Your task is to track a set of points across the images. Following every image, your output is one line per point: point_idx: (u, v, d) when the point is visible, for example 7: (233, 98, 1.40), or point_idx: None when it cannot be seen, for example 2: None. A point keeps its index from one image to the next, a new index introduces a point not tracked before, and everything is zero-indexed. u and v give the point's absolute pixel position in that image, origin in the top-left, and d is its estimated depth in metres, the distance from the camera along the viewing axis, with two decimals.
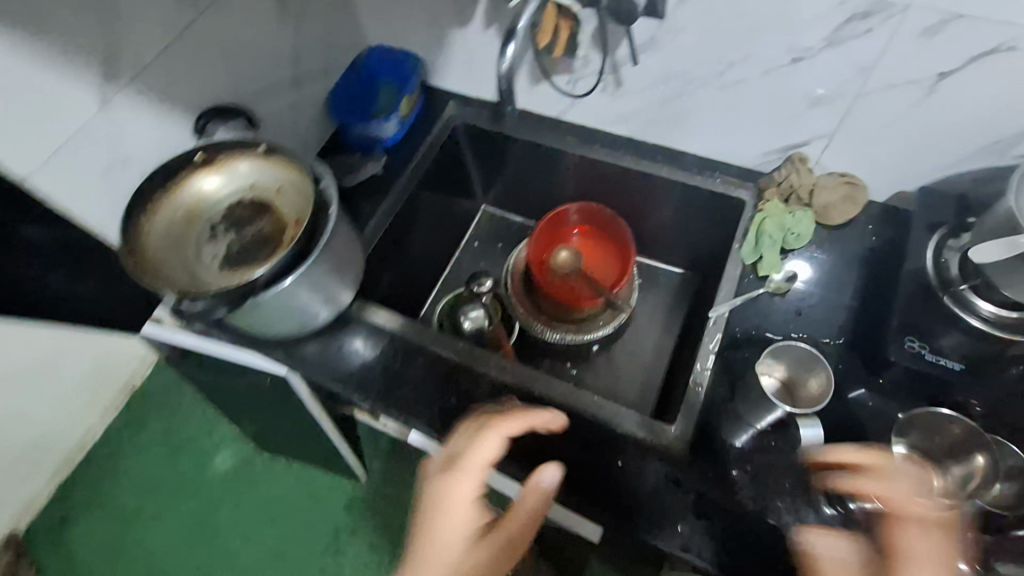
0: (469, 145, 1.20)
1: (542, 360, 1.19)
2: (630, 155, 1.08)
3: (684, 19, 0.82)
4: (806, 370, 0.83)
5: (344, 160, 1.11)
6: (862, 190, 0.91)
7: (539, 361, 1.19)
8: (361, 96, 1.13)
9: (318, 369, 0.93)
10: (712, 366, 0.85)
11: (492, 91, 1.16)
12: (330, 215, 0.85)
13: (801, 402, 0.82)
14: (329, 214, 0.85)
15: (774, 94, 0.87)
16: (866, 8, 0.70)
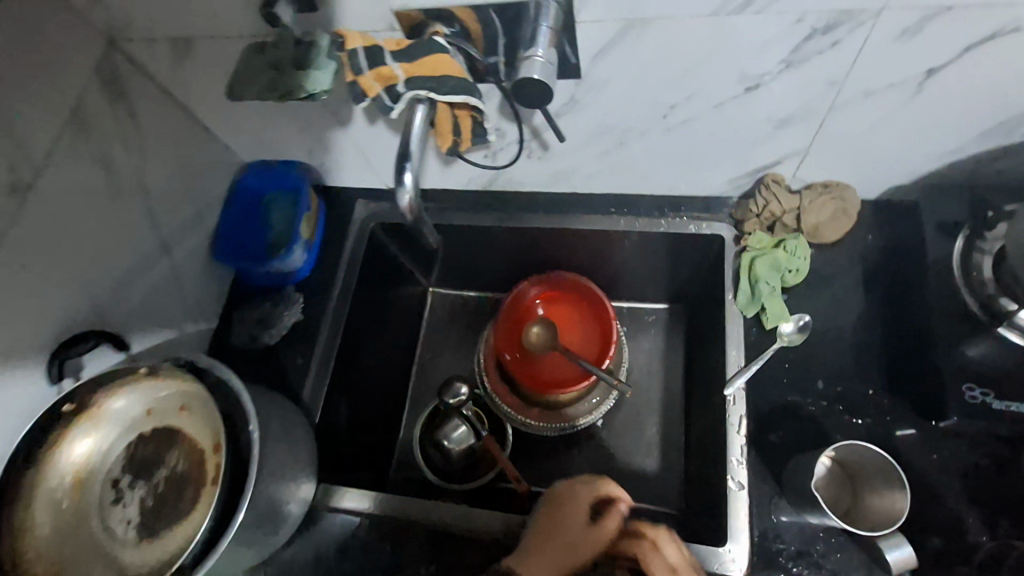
0: (394, 241, 1.00)
1: (545, 452, 1.05)
2: (580, 212, 0.92)
3: (605, 72, 0.66)
4: (884, 483, 0.65)
5: (253, 312, 0.92)
6: (852, 196, 0.79)
7: (543, 454, 1.05)
8: (252, 230, 0.95)
9: None
10: (747, 458, 0.73)
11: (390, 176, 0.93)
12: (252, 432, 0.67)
13: (868, 514, 0.67)
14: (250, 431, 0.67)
15: (731, 124, 0.72)
16: (828, 22, 0.55)
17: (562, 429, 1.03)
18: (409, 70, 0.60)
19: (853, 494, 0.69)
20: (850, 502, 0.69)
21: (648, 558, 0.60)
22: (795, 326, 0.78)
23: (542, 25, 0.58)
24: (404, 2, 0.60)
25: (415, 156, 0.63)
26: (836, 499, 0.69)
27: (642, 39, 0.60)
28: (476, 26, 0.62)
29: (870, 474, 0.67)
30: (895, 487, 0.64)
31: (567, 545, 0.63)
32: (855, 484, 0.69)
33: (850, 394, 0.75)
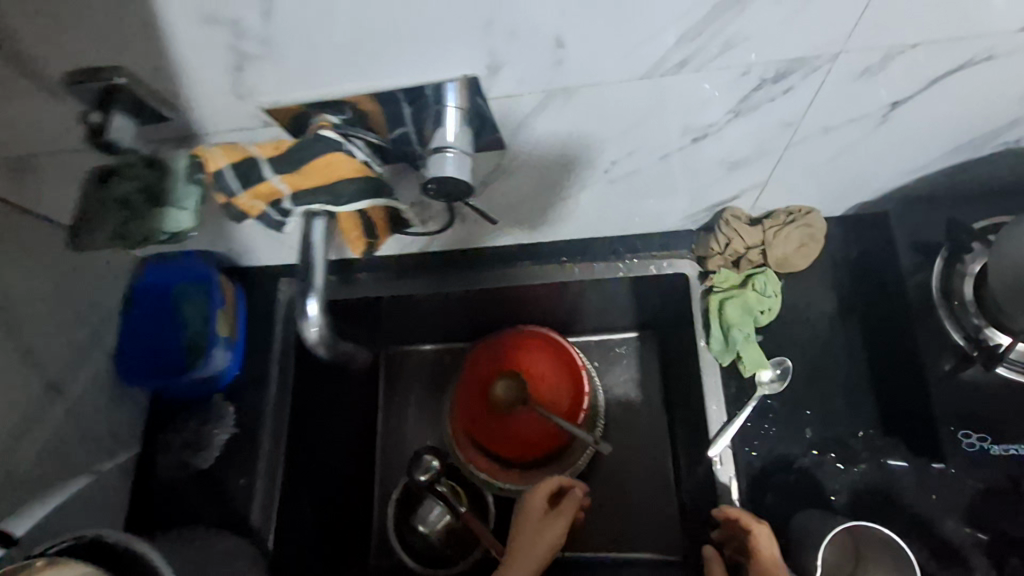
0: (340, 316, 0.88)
1: None
2: (530, 264, 0.83)
3: (531, 139, 0.56)
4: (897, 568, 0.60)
5: (180, 433, 0.81)
6: (819, 218, 0.72)
7: None
8: (163, 335, 0.83)
9: None
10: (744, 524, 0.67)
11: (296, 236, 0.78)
12: None
13: None
14: None
15: (680, 170, 0.64)
16: (777, 72, 0.47)
17: None
18: (293, 182, 0.49)
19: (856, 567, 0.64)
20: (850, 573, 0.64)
21: (758, 539, 0.61)
22: (775, 372, 0.73)
23: (447, 107, 0.49)
24: (277, 98, 0.49)
25: (319, 275, 0.51)
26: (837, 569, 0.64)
27: (569, 108, 0.51)
28: (374, 107, 0.51)
29: (873, 548, 0.62)
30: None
31: (540, 524, 0.75)
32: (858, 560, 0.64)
33: (839, 439, 0.70)
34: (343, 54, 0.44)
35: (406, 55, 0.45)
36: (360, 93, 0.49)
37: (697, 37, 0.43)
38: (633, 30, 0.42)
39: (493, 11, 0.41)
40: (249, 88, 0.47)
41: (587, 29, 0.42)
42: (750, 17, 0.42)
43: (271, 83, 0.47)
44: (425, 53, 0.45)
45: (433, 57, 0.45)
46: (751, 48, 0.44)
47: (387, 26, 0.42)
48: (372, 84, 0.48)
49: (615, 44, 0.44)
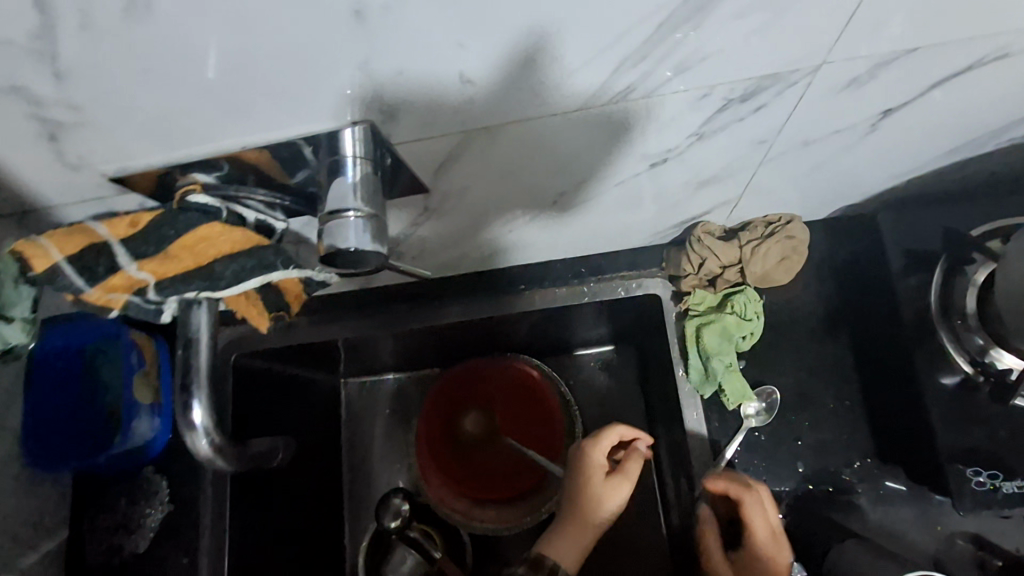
0: (282, 360, 0.73)
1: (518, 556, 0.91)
2: (486, 293, 0.74)
3: (460, 181, 0.47)
4: None
5: (108, 516, 0.72)
6: (799, 228, 0.64)
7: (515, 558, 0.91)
8: (72, 407, 0.72)
9: None
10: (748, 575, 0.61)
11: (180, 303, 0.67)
12: None
13: None
14: None
15: (639, 192, 0.55)
16: (746, 90, 0.38)
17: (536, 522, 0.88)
18: (157, 268, 0.40)
19: None
20: None
21: (752, 511, 0.57)
22: (761, 405, 0.65)
23: (343, 158, 0.40)
24: (122, 165, 0.40)
25: (203, 370, 0.42)
26: None
27: (497, 146, 0.42)
28: (263, 160, 0.41)
29: None
30: None
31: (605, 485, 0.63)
32: None
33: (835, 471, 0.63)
34: (193, 108, 0.35)
35: (275, 106, 0.36)
36: (230, 150, 0.40)
37: (646, 60, 0.34)
38: (563, 57, 0.33)
39: (377, 49, 0.32)
40: (83, 156, 0.38)
41: (506, 58, 0.33)
42: (711, 32, 0.33)
43: (110, 147, 0.38)
44: (300, 102, 0.35)
45: (309, 105, 0.36)
46: (714, 66, 0.36)
47: (243, 74, 0.33)
48: (241, 140, 0.39)
49: (547, 74, 0.35)
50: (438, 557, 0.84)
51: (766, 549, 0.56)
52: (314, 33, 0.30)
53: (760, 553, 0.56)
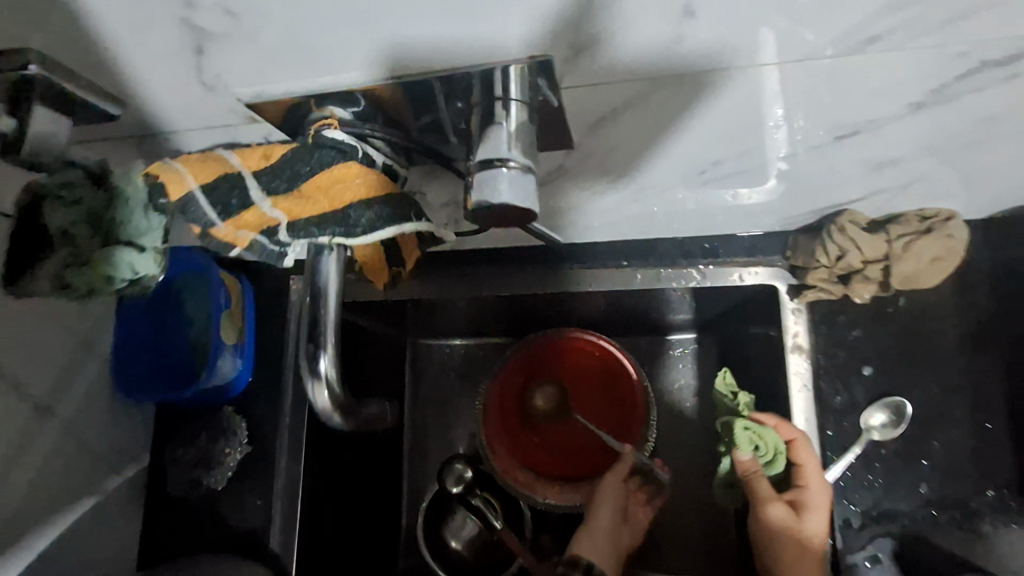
0: (368, 312, 0.73)
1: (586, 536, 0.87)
2: (584, 267, 0.69)
3: (612, 137, 0.42)
4: None
5: (188, 450, 0.72)
6: (959, 226, 0.56)
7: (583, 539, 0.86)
8: (158, 339, 0.73)
9: None
10: None
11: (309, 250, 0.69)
12: None
13: None
14: None
15: (801, 171, 0.48)
16: (1017, 48, 0.31)
17: None
18: (290, 207, 0.37)
19: None
20: None
21: (804, 457, 0.58)
22: (887, 415, 0.59)
23: (512, 100, 0.35)
24: (260, 90, 0.36)
25: (332, 322, 0.39)
26: None
27: (673, 98, 0.37)
28: (404, 100, 0.37)
29: None
30: None
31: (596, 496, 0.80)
32: None
33: (963, 496, 0.57)
34: (359, 30, 0.31)
35: (453, 33, 0.31)
36: (377, 84, 0.35)
37: None
38: None
39: None
40: (224, 76, 0.34)
41: None
42: None
43: (253, 68, 0.34)
44: (471, 25, 0.31)
45: (482, 32, 0.31)
46: (1008, 10, 0.29)
47: None
48: (396, 68, 0.34)
49: None
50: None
51: (808, 502, 0.57)
52: None
53: (807, 503, 0.57)
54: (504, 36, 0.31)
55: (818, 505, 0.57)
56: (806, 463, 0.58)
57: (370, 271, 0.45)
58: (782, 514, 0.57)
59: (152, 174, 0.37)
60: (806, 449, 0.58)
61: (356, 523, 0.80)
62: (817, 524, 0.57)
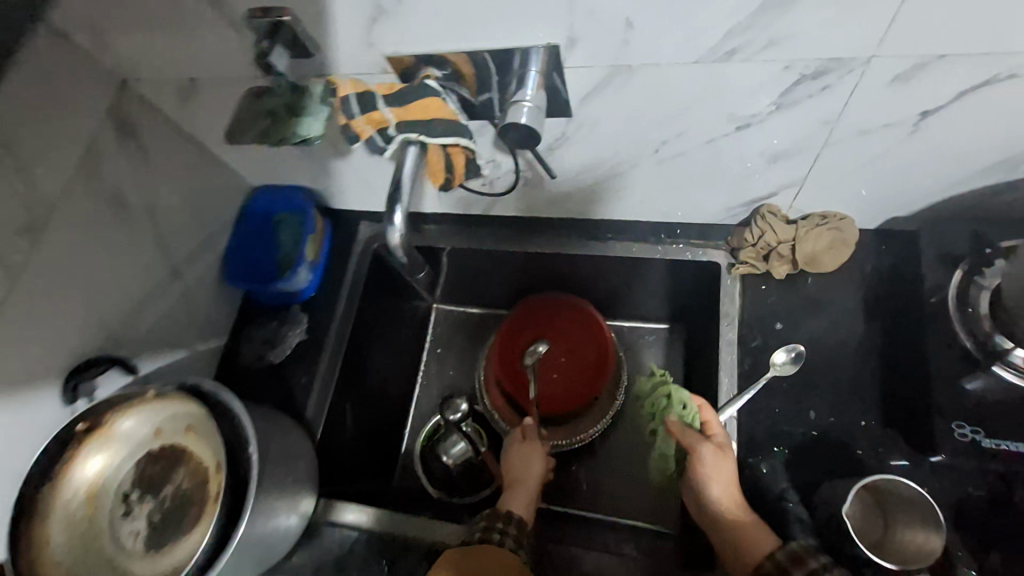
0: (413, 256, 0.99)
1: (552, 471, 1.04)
2: (578, 237, 0.93)
3: (594, 111, 0.67)
4: (914, 515, 0.63)
5: (262, 332, 0.96)
6: (849, 225, 0.79)
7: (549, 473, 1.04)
8: (256, 250, 0.98)
9: None
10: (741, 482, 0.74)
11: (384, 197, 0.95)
12: (249, 435, 0.72)
13: (894, 553, 0.64)
14: (247, 434, 0.72)
15: (722, 157, 0.72)
16: (818, 68, 0.55)
17: (584, 439, 1.01)
18: (399, 115, 0.64)
19: (885, 525, 0.65)
20: (880, 531, 0.65)
21: (709, 416, 0.74)
22: (788, 356, 0.78)
23: (530, 70, 0.60)
24: (395, 48, 0.61)
25: (405, 194, 0.67)
26: (865, 530, 0.66)
27: (629, 85, 0.62)
28: (470, 69, 0.63)
29: (896, 505, 0.65)
30: (926, 520, 0.62)
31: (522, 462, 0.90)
32: (890, 528, 0.65)
33: (839, 426, 0.75)
34: (452, 19, 0.57)
35: (501, 27, 0.57)
36: (455, 53, 0.61)
37: (749, 29, 0.52)
38: (683, 20, 0.52)
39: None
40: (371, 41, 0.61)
41: (647, 10, 0.52)
42: (802, 15, 0.50)
43: (389, 37, 0.60)
44: (510, 23, 0.56)
45: (516, 27, 0.56)
46: (800, 42, 0.52)
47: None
48: (472, 45, 0.60)
49: (672, 29, 0.53)
50: (508, 547, 0.72)
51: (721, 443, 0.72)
52: None
53: (725, 448, 0.71)
54: (527, 30, 0.56)
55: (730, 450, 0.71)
56: (711, 419, 0.74)
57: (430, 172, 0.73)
58: (715, 462, 0.69)
59: (333, 90, 0.66)
60: (708, 409, 0.74)
61: (368, 423, 1.00)
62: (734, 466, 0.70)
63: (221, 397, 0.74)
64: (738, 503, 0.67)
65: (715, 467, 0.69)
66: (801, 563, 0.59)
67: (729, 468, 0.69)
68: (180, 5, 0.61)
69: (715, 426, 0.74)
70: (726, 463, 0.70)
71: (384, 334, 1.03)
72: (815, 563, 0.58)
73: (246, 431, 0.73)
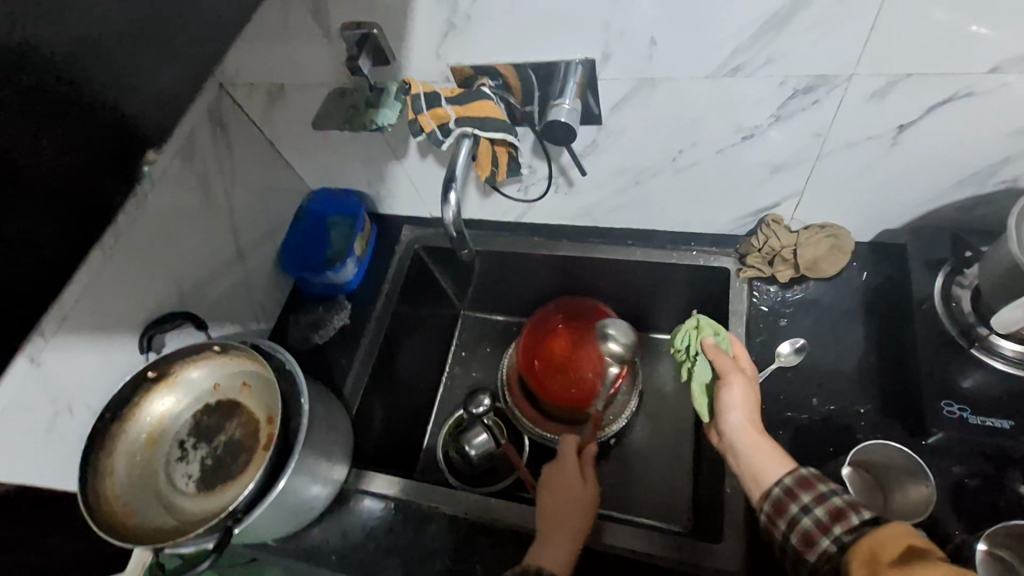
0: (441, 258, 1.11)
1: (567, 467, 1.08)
2: (601, 243, 1.02)
3: (622, 120, 0.79)
4: (905, 475, 0.72)
5: (308, 317, 1.08)
6: (845, 236, 0.88)
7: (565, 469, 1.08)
8: (309, 245, 1.09)
9: (337, 552, 0.86)
10: None
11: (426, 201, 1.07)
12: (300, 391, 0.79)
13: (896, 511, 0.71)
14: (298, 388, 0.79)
15: (731, 167, 0.83)
16: (808, 84, 0.68)
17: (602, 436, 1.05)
18: (458, 111, 0.75)
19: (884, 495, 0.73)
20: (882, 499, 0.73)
21: (739, 351, 0.81)
22: (793, 347, 0.86)
23: (569, 83, 0.73)
24: (458, 60, 0.75)
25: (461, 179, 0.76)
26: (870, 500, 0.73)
27: (651, 96, 0.74)
28: (517, 83, 0.76)
29: (889, 471, 0.73)
30: (914, 476, 0.71)
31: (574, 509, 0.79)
32: (887, 493, 0.73)
33: (839, 414, 0.81)
34: (508, 37, 0.70)
35: (548, 44, 0.70)
36: (507, 65, 0.74)
37: (751, 49, 0.65)
38: (697, 40, 0.65)
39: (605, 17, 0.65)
40: (439, 53, 0.74)
41: (668, 31, 0.65)
42: (793, 37, 0.62)
43: (455, 51, 0.73)
44: (556, 40, 0.69)
45: (559, 45, 0.70)
46: (791, 60, 0.65)
47: (541, 19, 0.67)
48: (522, 58, 0.73)
49: (688, 48, 0.66)
50: None
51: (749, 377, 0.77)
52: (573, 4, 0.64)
53: (751, 380, 0.77)
54: (569, 47, 0.70)
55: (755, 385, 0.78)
56: (740, 353, 0.81)
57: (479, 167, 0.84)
58: (740, 385, 0.75)
59: (405, 90, 0.78)
60: (738, 343, 0.82)
61: (397, 410, 1.07)
62: (755, 400, 0.76)
63: (278, 355, 0.83)
64: (755, 432, 0.71)
65: (740, 393, 0.74)
66: (807, 485, 0.65)
67: (753, 395, 0.75)
68: (287, 20, 0.75)
69: (744, 359, 0.80)
70: (749, 393, 0.75)
71: (417, 328, 1.12)
72: (822, 486, 0.64)
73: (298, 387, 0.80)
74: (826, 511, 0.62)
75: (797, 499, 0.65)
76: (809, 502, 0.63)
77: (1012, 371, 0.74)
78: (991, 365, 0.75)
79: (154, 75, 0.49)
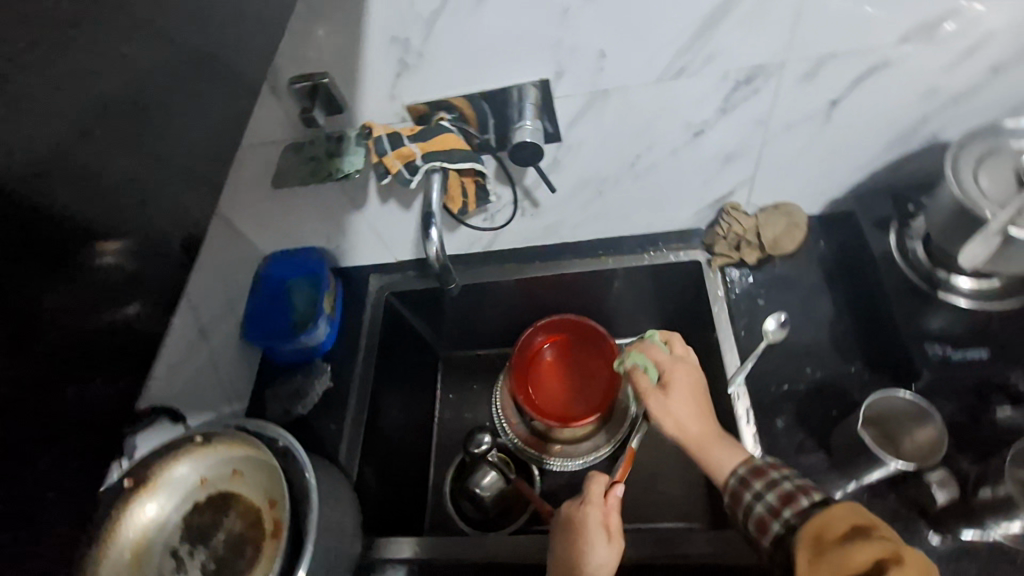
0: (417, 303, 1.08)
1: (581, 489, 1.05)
2: (573, 258, 1.03)
3: (580, 133, 0.81)
4: (912, 420, 0.75)
5: (286, 387, 1.01)
6: (798, 212, 0.94)
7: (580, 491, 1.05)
8: (274, 311, 1.03)
9: None
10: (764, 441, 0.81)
11: (390, 246, 1.05)
12: (302, 463, 0.73)
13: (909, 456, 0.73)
14: (300, 461, 0.73)
15: (686, 163, 0.87)
16: (747, 75, 0.73)
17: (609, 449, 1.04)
18: (424, 147, 0.75)
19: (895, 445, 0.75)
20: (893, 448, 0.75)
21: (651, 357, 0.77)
22: (775, 324, 0.87)
23: (527, 103, 0.74)
24: (414, 99, 0.75)
25: (437, 213, 0.75)
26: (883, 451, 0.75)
27: (606, 106, 0.76)
28: (473, 112, 0.77)
29: (894, 418, 0.76)
30: (920, 420, 0.74)
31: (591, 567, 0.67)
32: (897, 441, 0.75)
33: (833, 376, 0.84)
34: (462, 68, 0.71)
35: (501, 71, 0.72)
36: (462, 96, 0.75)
37: (693, 49, 0.69)
38: (643, 47, 0.69)
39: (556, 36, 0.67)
40: (394, 93, 0.74)
41: (616, 42, 0.68)
42: (728, 34, 0.67)
43: (410, 89, 0.73)
44: (510, 66, 0.71)
45: (513, 69, 0.71)
46: (729, 55, 0.70)
47: (493, 47, 0.69)
48: (478, 87, 0.74)
49: (636, 56, 0.70)
50: None
51: (669, 386, 0.74)
52: (524, 29, 0.66)
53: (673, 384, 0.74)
54: (524, 70, 0.71)
55: (678, 386, 0.74)
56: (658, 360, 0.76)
57: (450, 196, 0.85)
58: (654, 402, 0.74)
59: (366, 134, 0.78)
60: (645, 349, 0.78)
61: (397, 467, 1.01)
62: (682, 401, 0.73)
63: (270, 430, 0.77)
64: (698, 434, 0.72)
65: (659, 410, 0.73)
66: (761, 474, 0.67)
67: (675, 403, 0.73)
68: None
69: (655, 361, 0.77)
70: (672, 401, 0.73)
71: (402, 377, 1.07)
72: (774, 474, 0.66)
73: (297, 460, 0.74)
74: (776, 496, 0.64)
75: (749, 487, 0.67)
76: (761, 490, 0.65)
77: (973, 307, 0.81)
78: (954, 304, 0.81)
79: (130, 162, 0.39)
